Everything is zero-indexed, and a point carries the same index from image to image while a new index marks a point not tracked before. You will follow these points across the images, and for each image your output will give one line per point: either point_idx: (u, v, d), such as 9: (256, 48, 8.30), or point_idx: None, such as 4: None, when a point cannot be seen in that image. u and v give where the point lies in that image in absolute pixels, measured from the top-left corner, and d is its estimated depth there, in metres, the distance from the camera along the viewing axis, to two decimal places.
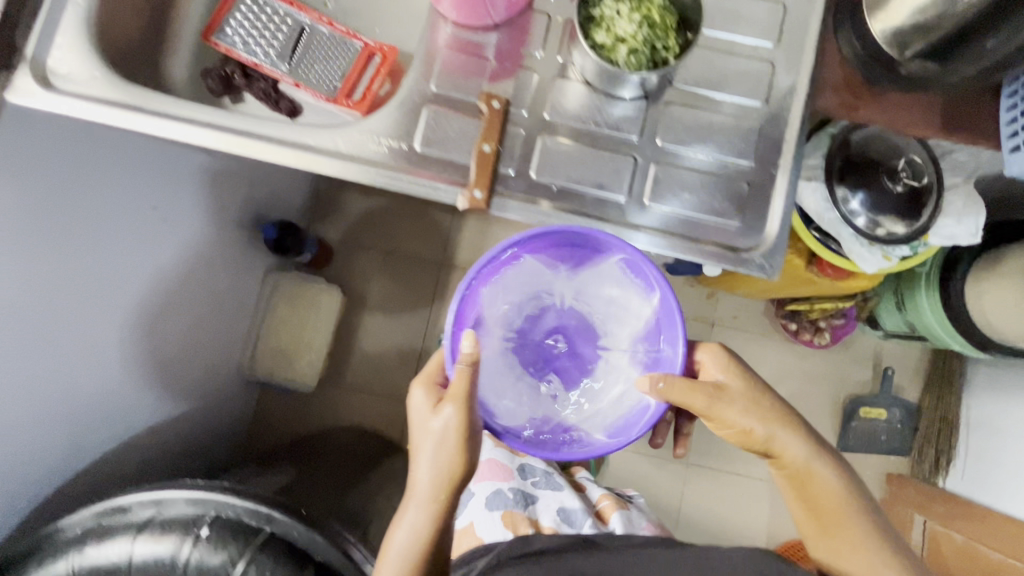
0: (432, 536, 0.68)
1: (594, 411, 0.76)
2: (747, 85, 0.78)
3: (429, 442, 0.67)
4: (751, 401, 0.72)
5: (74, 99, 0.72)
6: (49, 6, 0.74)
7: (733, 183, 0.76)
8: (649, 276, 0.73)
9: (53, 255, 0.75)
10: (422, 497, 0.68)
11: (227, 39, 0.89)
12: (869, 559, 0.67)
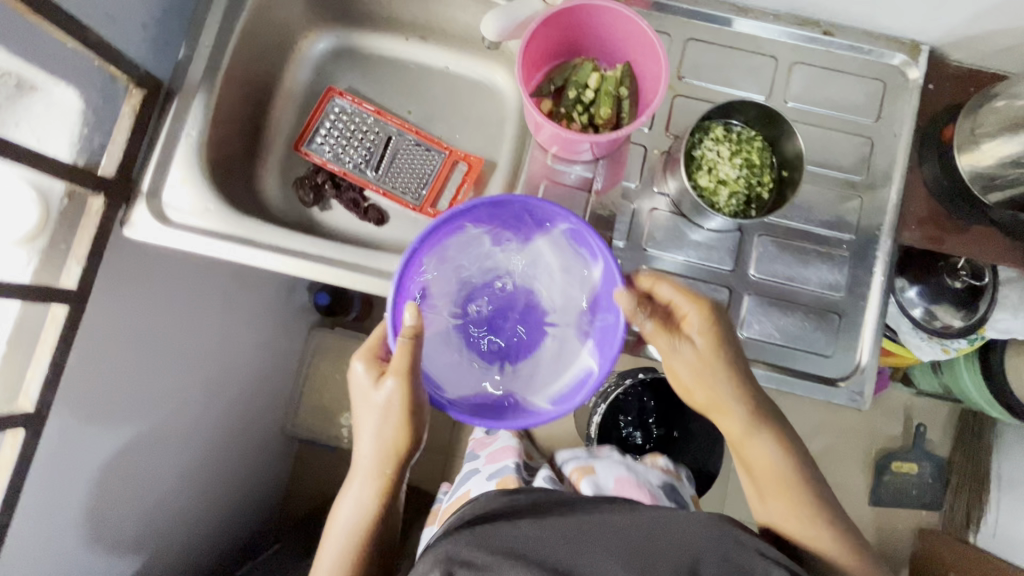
0: (373, 500, 0.76)
1: (543, 378, 0.78)
2: (835, 215, 0.80)
3: (370, 414, 0.71)
4: (718, 332, 0.69)
5: (186, 231, 0.74)
6: (165, 137, 0.77)
7: (824, 316, 0.79)
8: (592, 246, 0.71)
9: (97, 356, 0.74)
10: (364, 466, 0.75)
11: (319, 149, 0.91)
12: (817, 528, 0.68)
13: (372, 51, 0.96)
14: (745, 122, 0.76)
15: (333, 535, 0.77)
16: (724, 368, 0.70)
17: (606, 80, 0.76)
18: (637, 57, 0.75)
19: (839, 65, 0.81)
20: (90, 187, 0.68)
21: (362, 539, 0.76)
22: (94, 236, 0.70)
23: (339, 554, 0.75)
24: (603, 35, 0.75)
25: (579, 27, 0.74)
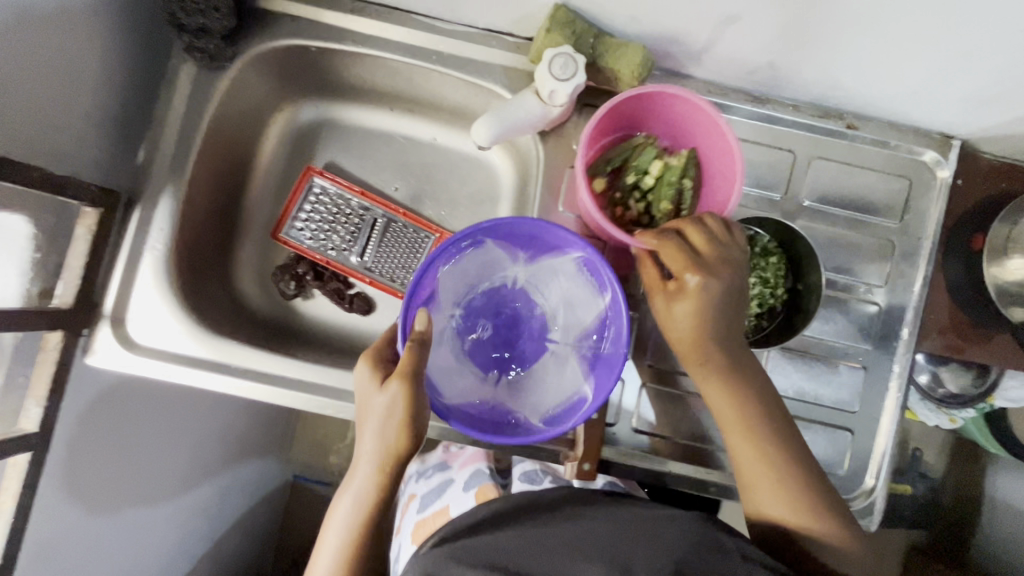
0: (369, 516, 0.61)
1: (536, 395, 0.70)
2: (853, 323, 0.75)
3: (376, 410, 0.59)
4: (699, 292, 0.60)
5: (160, 360, 0.69)
6: (128, 251, 0.70)
7: (837, 432, 0.75)
8: (603, 278, 0.65)
9: (82, 491, 0.71)
10: (365, 470, 0.60)
11: (297, 236, 0.83)
12: (783, 495, 0.61)
13: (354, 123, 0.88)
14: (765, 230, 0.69)
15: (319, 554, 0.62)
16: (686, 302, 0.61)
17: (669, 169, 0.67)
18: (708, 147, 0.66)
19: (860, 160, 0.75)
20: (47, 328, 0.62)
21: (349, 560, 0.61)
22: (56, 376, 0.65)
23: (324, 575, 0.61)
24: (675, 117, 0.66)
25: (644, 108, 0.66)
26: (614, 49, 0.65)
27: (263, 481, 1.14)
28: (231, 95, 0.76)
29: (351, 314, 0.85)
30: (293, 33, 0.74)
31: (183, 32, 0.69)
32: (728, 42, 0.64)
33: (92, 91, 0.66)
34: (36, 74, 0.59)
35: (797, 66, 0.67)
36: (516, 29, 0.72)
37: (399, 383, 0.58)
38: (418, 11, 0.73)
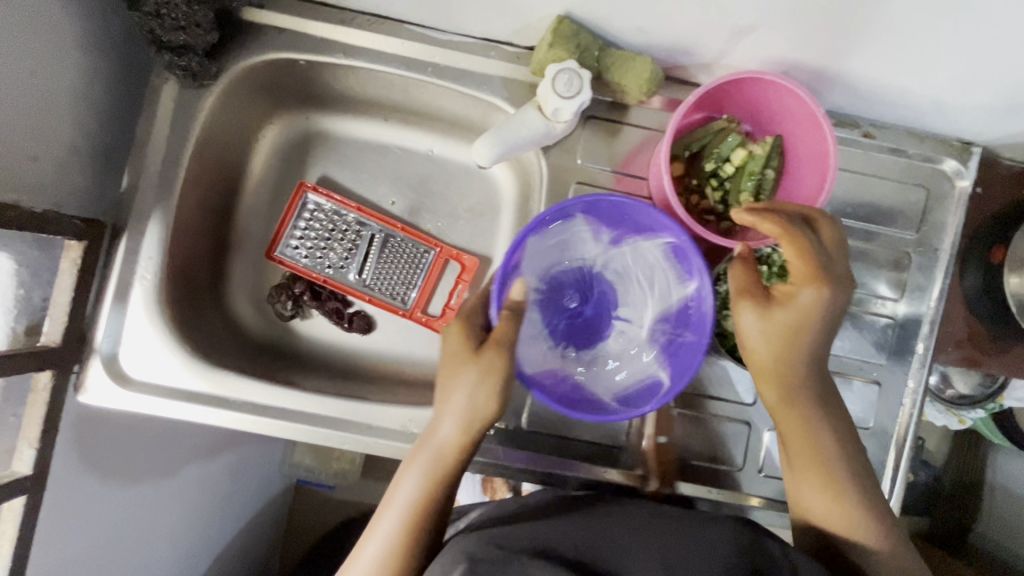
0: (438, 492, 0.57)
1: (604, 377, 0.68)
2: (868, 338, 0.73)
3: (468, 372, 0.57)
4: (788, 318, 0.57)
5: (152, 396, 0.67)
6: (116, 282, 0.67)
7: None
8: (692, 267, 0.62)
9: (79, 529, 0.69)
10: (450, 436, 0.58)
11: (292, 254, 0.80)
12: (849, 517, 0.57)
13: (348, 136, 0.84)
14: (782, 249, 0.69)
15: (374, 537, 0.57)
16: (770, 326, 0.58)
17: (753, 158, 0.66)
18: (797, 134, 0.64)
19: (878, 169, 0.71)
20: (33, 368, 0.60)
21: (408, 543, 0.56)
22: (46, 417, 0.62)
23: (380, 559, 0.55)
24: (761, 104, 0.64)
25: (730, 94, 0.63)
26: (620, 63, 0.61)
27: (265, 496, 1.13)
28: (217, 113, 0.72)
29: (351, 333, 0.82)
30: (280, 46, 0.70)
31: (162, 50, 0.65)
32: (743, 52, 0.61)
33: (69, 116, 0.63)
34: (8, 105, 0.55)
35: (814, 75, 0.63)
36: (517, 38, 0.68)
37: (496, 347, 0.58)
38: (412, 20, 0.69)
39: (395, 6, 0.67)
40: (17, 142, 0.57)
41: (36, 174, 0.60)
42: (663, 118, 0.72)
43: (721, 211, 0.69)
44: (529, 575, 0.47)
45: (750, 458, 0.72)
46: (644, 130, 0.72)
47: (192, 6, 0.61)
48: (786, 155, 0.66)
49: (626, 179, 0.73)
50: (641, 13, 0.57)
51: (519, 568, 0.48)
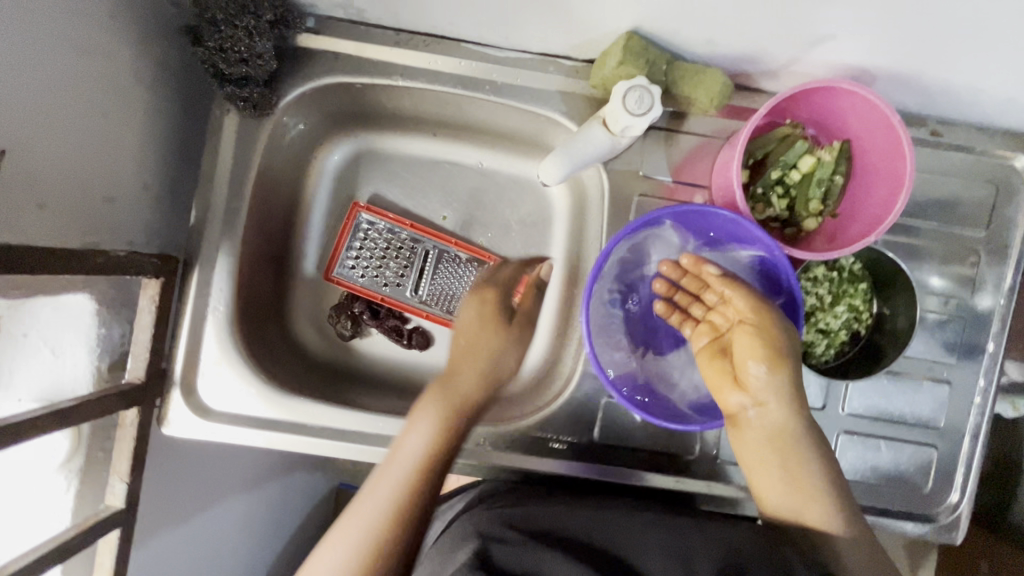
0: (434, 458, 0.60)
1: (680, 383, 0.68)
2: (940, 338, 0.72)
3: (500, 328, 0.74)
4: (760, 326, 0.57)
5: (232, 426, 0.68)
6: (191, 316, 0.68)
7: (923, 450, 0.73)
8: (781, 282, 0.61)
9: (166, 555, 0.71)
10: (470, 388, 0.67)
11: (350, 272, 0.80)
12: (821, 513, 0.56)
13: (397, 151, 0.83)
14: (852, 256, 0.70)
15: (361, 504, 0.57)
16: (754, 339, 0.57)
17: (821, 165, 0.66)
18: (867, 139, 0.63)
19: (944, 167, 0.70)
20: (123, 406, 0.61)
21: (398, 508, 0.56)
22: (136, 451, 0.64)
23: (369, 519, 0.55)
24: (832, 109, 0.63)
25: (801, 100, 0.62)
26: (690, 77, 0.62)
27: None
28: (275, 140, 0.72)
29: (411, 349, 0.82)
30: (337, 70, 0.69)
31: (223, 82, 0.65)
32: (814, 58, 0.60)
33: (135, 154, 0.64)
34: (83, 150, 0.57)
35: (885, 78, 0.62)
36: (576, 52, 0.67)
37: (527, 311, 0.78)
38: (469, 38, 0.68)
39: (452, 26, 0.66)
40: (90, 184, 0.58)
41: (110, 215, 0.61)
42: (719, 124, 0.70)
43: (786, 218, 0.68)
44: (544, 557, 0.52)
45: None
46: (699, 137, 0.70)
47: (251, 38, 0.61)
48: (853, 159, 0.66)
49: (685, 189, 0.71)
50: (713, 26, 0.57)
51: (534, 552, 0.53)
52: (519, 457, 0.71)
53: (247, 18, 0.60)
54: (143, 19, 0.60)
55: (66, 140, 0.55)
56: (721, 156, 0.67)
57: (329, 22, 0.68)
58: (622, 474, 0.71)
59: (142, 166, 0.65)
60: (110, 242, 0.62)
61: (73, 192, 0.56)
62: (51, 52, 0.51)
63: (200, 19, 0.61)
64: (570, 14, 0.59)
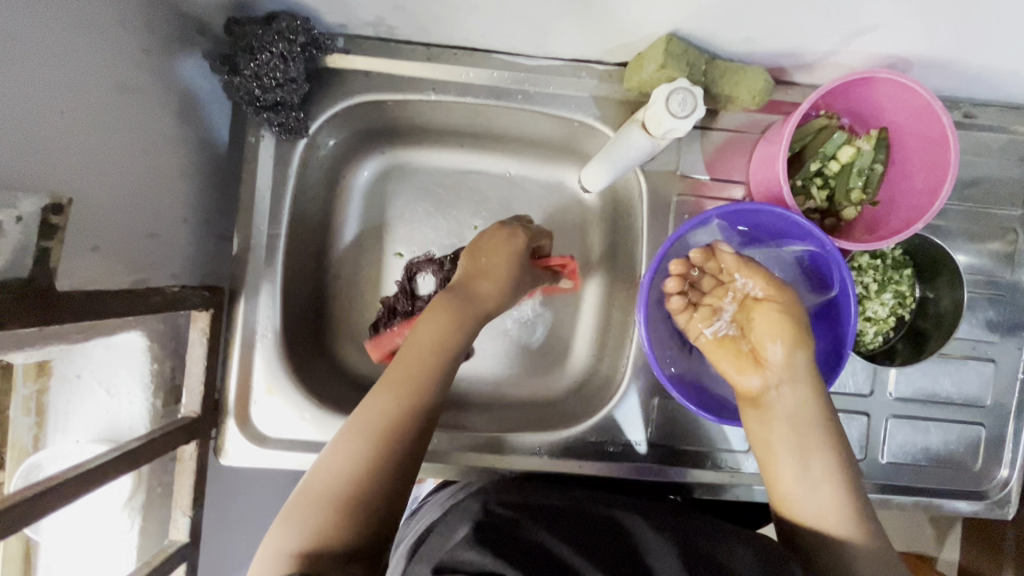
0: (412, 415, 0.55)
1: None
2: (982, 319, 0.73)
3: (496, 267, 0.66)
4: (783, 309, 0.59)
5: (286, 451, 0.68)
6: (240, 344, 0.68)
7: (971, 428, 0.73)
8: (832, 276, 0.63)
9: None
10: (451, 345, 0.61)
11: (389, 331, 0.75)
12: (832, 506, 0.55)
13: (427, 165, 0.80)
14: (894, 245, 0.72)
15: (335, 457, 0.53)
16: (782, 318, 0.59)
17: (861, 155, 0.66)
18: (906, 126, 0.64)
19: (977, 148, 0.71)
20: (182, 439, 0.61)
21: (369, 469, 0.52)
22: (195, 483, 0.63)
23: (339, 479, 0.51)
24: (870, 100, 0.63)
25: (841, 91, 0.62)
26: (729, 75, 0.63)
27: None
28: (309, 163, 0.71)
29: None
30: (368, 88, 0.69)
31: (259, 109, 0.64)
32: (852, 50, 0.60)
33: (175, 187, 0.63)
34: (127, 189, 0.56)
35: (922, 65, 0.62)
36: (609, 57, 0.67)
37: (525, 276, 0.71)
38: (501, 49, 0.68)
39: (485, 37, 0.66)
40: (137, 221, 0.58)
41: (155, 251, 0.61)
42: (750, 118, 0.70)
43: (825, 208, 0.69)
44: (537, 539, 0.47)
45: (873, 448, 0.72)
46: (727, 132, 0.70)
47: (285, 63, 0.61)
48: (892, 148, 0.66)
49: (720, 184, 0.71)
50: (753, 25, 0.57)
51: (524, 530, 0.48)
52: (575, 462, 0.71)
53: (282, 44, 0.60)
54: (175, 51, 0.60)
55: (114, 179, 0.54)
56: (757, 151, 0.67)
57: (359, 41, 0.67)
58: (677, 471, 0.71)
59: (180, 198, 0.64)
60: (158, 277, 0.61)
61: (121, 232, 0.56)
62: (94, 94, 0.51)
63: (236, 48, 0.61)
64: (610, 21, 0.59)
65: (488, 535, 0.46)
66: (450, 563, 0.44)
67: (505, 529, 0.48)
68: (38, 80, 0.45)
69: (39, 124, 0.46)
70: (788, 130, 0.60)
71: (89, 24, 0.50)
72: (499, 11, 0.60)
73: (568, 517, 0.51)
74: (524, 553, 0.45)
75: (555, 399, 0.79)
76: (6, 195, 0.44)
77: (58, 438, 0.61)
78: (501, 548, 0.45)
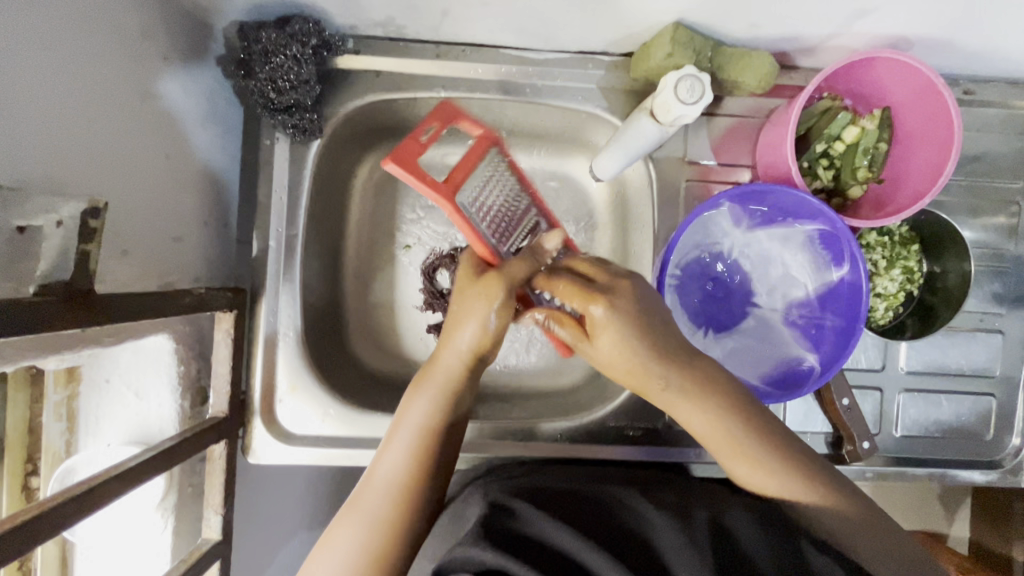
0: (410, 513, 0.54)
1: (751, 359, 0.70)
2: (990, 290, 0.74)
3: (454, 325, 0.58)
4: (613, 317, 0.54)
5: (313, 445, 0.69)
6: (264, 345, 0.69)
7: (982, 398, 0.75)
8: (841, 253, 0.64)
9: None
10: (423, 430, 0.57)
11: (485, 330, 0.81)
12: (775, 481, 0.53)
13: (436, 160, 0.81)
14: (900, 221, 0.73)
15: (353, 515, 0.54)
16: (620, 338, 0.54)
17: (867, 134, 0.67)
18: (909, 103, 0.65)
19: (979, 123, 0.73)
20: (213, 438, 0.61)
21: (384, 542, 0.52)
22: (226, 481, 0.64)
23: (354, 545, 0.52)
24: (873, 81, 0.64)
25: (841, 74, 0.64)
26: (738, 61, 0.64)
27: None
28: (324, 164, 0.72)
29: None
30: (378, 87, 0.69)
31: (274, 111, 0.65)
32: (854, 32, 0.62)
33: (193, 190, 0.64)
34: (145, 196, 0.57)
35: (923, 43, 0.64)
36: (614, 48, 0.68)
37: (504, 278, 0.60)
38: (508, 44, 0.69)
39: (494, 33, 0.67)
40: (162, 227, 0.60)
41: (177, 255, 0.62)
42: (755, 103, 0.71)
43: (832, 188, 0.70)
44: (545, 524, 0.49)
45: (886, 422, 0.73)
46: (733, 117, 0.71)
47: (299, 65, 0.62)
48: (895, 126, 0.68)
49: (728, 169, 0.72)
50: (757, 11, 0.59)
51: (533, 519, 0.49)
52: (596, 447, 0.72)
53: (296, 47, 0.61)
54: (190, 58, 0.61)
55: (139, 183, 0.56)
56: (762, 135, 0.69)
57: (369, 42, 0.68)
58: (694, 452, 0.72)
59: (198, 202, 0.65)
60: (181, 280, 0.63)
61: (147, 236, 0.57)
62: (116, 101, 0.52)
63: (250, 53, 0.62)
64: (618, 12, 0.60)
65: (489, 530, 0.47)
66: (452, 560, 0.45)
67: (507, 524, 0.48)
68: (67, 87, 0.47)
69: (68, 133, 0.47)
70: (795, 112, 0.61)
71: (112, 33, 0.51)
72: (508, 6, 0.61)
73: (569, 505, 0.52)
74: (524, 545, 0.46)
75: (571, 387, 0.81)
76: (50, 200, 0.45)
77: (91, 441, 0.64)
78: (504, 538, 0.46)
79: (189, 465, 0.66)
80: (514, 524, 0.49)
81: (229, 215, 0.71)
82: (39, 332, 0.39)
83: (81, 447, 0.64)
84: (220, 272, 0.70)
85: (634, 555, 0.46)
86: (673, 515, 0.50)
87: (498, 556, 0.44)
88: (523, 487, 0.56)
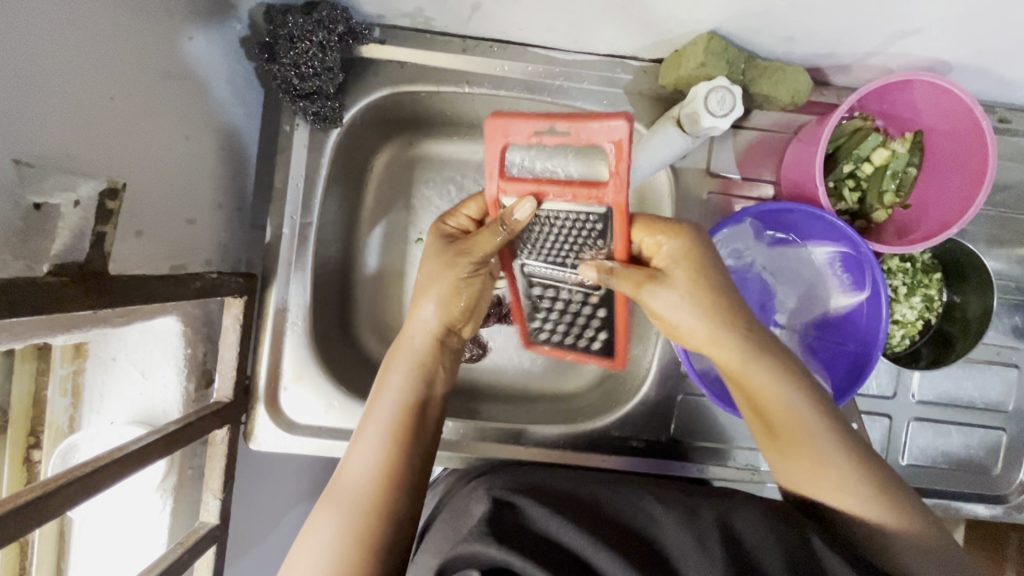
0: (391, 492, 0.53)
1: None
2: (1011, 325, 0.73)
3: (425, 295, 0.61)
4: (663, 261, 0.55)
5: (315, 434, 0.69)
6: (271, 332, 0.69)
7: (993, 432, 0.73)
8: (864, 276, 0.63)
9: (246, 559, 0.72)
10: (386, 408, 0.58)
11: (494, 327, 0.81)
12: (858, 494, 0.50)
13: (453, 154, 0.80)
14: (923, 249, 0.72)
15: (337, 501, 0.53)
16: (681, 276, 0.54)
17: (895, 157, 0.66)
18: (943, 130, 0.64)
19: (1012, 153, 0.71)
20: (218, 422, 0.61)
21: (376, 519, 0.51)
22: (227, 467, 0.64)
23: (341, 524, 0.51)
24: (906, 103, 0.63)
25: (876, 94, 0.63)
26: (769, 75, 0.63)
27: None
28: (343, 152, 0.71)
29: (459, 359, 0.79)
30: (402, 79, 0.68)
31: (296, 97, 0.64)
32: (893, 53, 0.60)
33: (208, 172, 0.64)
34: (160, 177, 0.56)
35: (962, 69, 0.62)
36: (645, 53, 0.67)
37: (470, 253, 0.59)
38: (537, 42, 0.68)
39: (523, 31, 0.65)
40: (176, 207, 0.59)
41: (190, 236, 0.62)
42: (784, 118, 0.69)
43: (856, 211, 0.69)
44: (549, 520, 0.48)
45: (893, 450, 0.72)
46: (758, 131, 0.70)
47: (324, 52, 0.61)
48: (926, 152, 0.67)
49: (752, 184, 0.71)
50: (795, 26, 0.57)
51: (533, 515, 0.49)
52: (599, 456, 0.71)
53: (322, 33, 0.60)
54: (211, 38, 0.60)
55: (158, 163, 0.55)
56: (788, 151, 0.67)
57: (394, 31, 0.67)
58: (697, 468, 0.72)
59: (213, 184, 0.65)
60: (193, 263, 0.62)
61: (162, 217, 0.57)
62: (141, 78, 0.52)
63: (275, 36, 0.61)
64: (655, 17, 0.59)
65: (492, 524, 0.47)
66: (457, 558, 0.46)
67: (511, 519, 0.48)
68: (91, 66, 0.46)
69: (89, 107, 0.47)
70: (826, 129, 0.60)
71: (136, 9, 0.50)
72: (540, 5, 0.59)
73: (577, 498, 0.52)
74: (525, 539, 0.46)
75: (575, 393, 0.80)
76: (67, 178, 0.45)
77: (95, 418, 0.64)
78: (509, 535, 0.46)
79: (190, 448, 0.66)
80: (520, 516, 0.49)
81: (242, 200, 0.71)
82: (52, 312, 0.39)
83: (84, 423, 0.64)
84: (231, 255, 0.69)
85: (639, 552, 0.46)
86: (684, 516, 0.49)
87: (503, 551, 0.44)
88: (523, 484, 0.55)
